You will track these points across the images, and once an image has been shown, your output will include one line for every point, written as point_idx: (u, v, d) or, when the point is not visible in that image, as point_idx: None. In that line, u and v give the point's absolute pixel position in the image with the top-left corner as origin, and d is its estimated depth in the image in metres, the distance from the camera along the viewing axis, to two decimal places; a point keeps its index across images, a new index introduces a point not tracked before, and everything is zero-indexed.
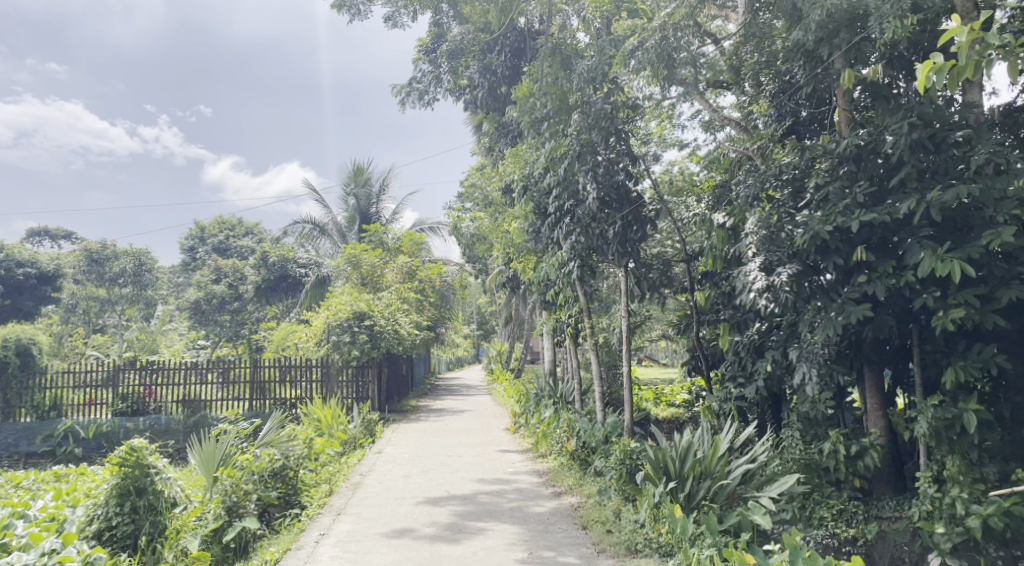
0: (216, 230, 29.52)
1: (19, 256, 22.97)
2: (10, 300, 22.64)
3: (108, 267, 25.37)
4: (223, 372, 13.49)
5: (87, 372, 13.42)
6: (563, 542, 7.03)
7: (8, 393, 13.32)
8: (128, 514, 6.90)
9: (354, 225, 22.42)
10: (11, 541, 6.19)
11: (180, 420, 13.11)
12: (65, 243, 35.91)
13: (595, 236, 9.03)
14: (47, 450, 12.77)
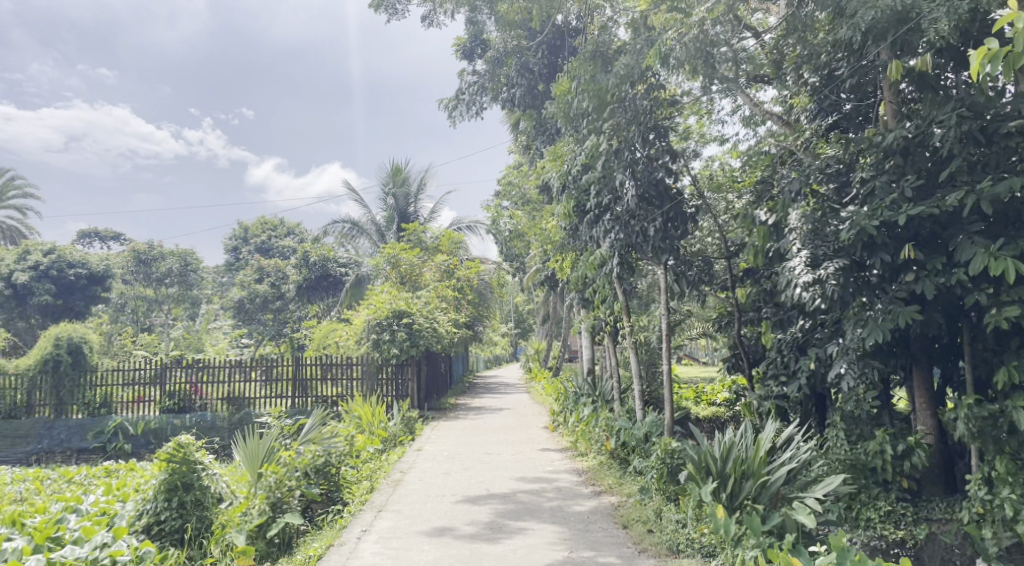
0: (258, 230, 29.96)
1: (71, 256, 23.09)
2: (62, 300, 22.95)
3: (156, 267, 25.91)
4: (266, 370, 13.70)
5: (136, 370, 13.67)
6: (603, 542, 7.02)
7: (60, 390, 13.59)
8: (175, 509, 7.05)
9: (393, 224, 22.59)
10: (65, 534, 6.38)
11: (225, 417, 13.34)
12: (114, 244, 36.63)
13: (634, 234, 8.98)
14: (98, 446, 13.08)
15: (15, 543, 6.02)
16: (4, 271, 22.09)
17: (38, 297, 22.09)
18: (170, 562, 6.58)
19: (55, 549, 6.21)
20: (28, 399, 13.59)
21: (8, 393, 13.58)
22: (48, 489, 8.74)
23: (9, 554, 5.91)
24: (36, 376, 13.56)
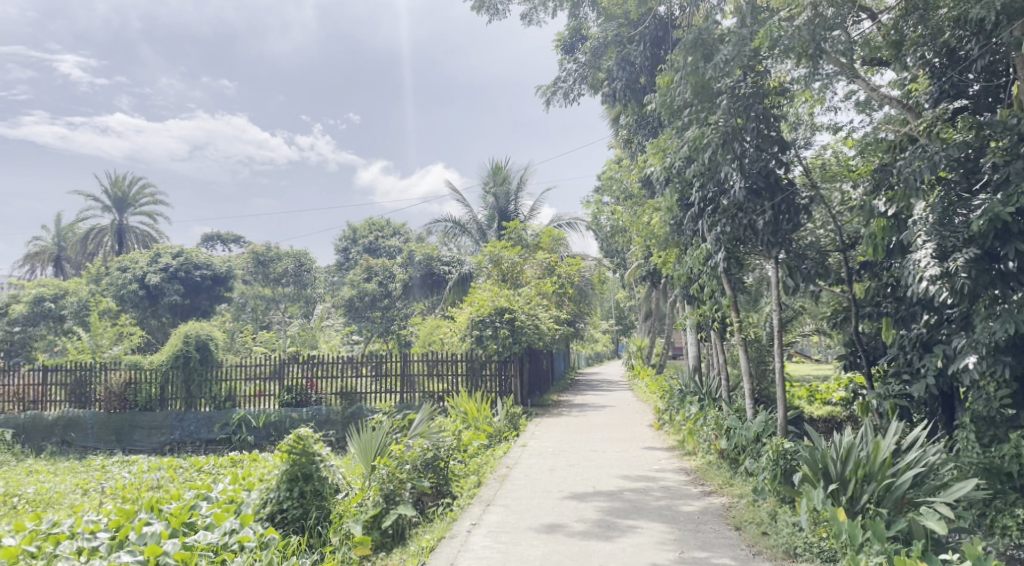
0: (366, 231, 30.81)
1: (198, 259, 24.36)
2: (190, 300, 24.14)
3: (273, 268, 27.15)
4: (376, 366, 14.06)
5: (254, 365, 14.18)
6: (716, 543, 6.90)
7: (190, 385, 14.12)
8: (297, 498, 7.33)
9: (494, 222, 22.82)
10: (197, 520, 6.74)
11: (339, 411, 13.69)
12: (234, 247, 38.48)
13: (742, 227, 8.76)
14: (224, 437, 13.66)
15: (154, 528, 6.40)
16: (138, 273, 23.33)
17: (168, 297, 23.31)
18: (292, 550, 6.81)
19: (190, 534, 6.57)
20: (161, 393, 14.18)
21: (143, 387, 14.22)
22: (181, 477, 9.31)
23: (149, 538, 6.30)
24: (167, 372, 14.16)
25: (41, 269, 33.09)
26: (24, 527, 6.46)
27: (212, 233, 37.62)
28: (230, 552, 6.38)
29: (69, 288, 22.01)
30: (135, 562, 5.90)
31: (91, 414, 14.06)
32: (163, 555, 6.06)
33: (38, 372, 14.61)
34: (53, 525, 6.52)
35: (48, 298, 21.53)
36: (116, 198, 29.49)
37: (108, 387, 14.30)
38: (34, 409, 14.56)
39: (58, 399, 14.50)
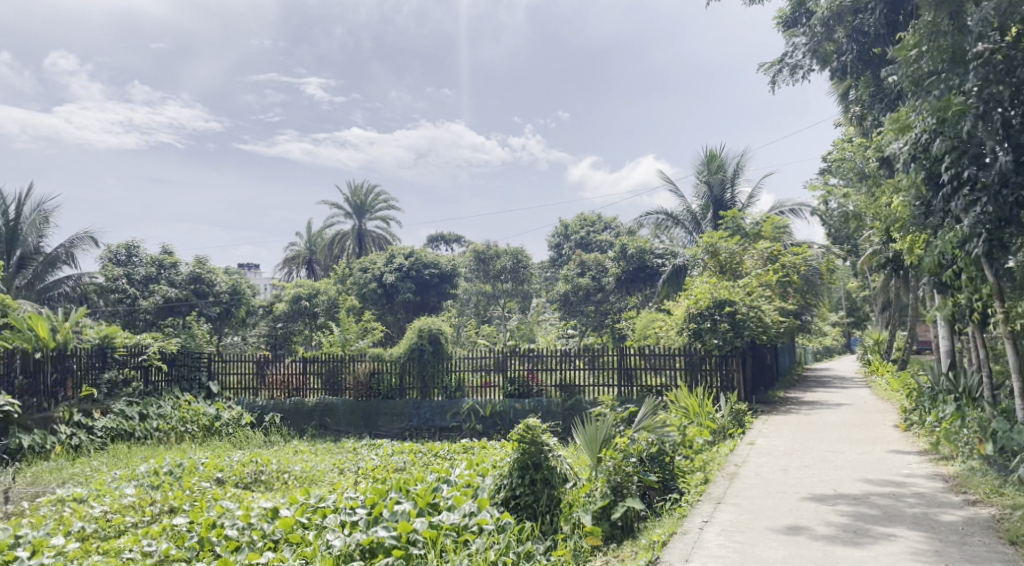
0: (577, 227, 30.95)
1: (427, 258, 25.60)
2: (420, 296, 25.48)
3: (492, 265, 27.63)
4: (591, 359, 13.63)
5: (478, 356, 13.95)
6: (986, 557, 6.27)
7: (424, 375, 14.10)
8: (527, 485, 7.41)
9: (710, 212, 22.20)
10: (440, 502, 7.10)
11: (559, 403, 13.37)
12: (457, 246, 40.35)
13: (1007, 205, 7.91)
14: (455, 425, 13.42)
15: (403, 506, 6.87)
16: (376, 273, 25.02)
17: (403, 295, 24.71)
18: (527, 534, 6.93)
19: (434, 514, 6.96)
20: (399, 382, 14.15)
21: (385, 376, 14.21)
22: (419, 461, 10.01)
23: (400, 516, 6.76)
24: (405, 362, 14.13)
25: (297, 271, 36.49)
26: (298, 500, 7.30)
27: (438, 234, 39.64)
28: (471, 533, 6.67)
29: (319, 287, 24.04)
30: (390, 538, 6.45)
31: (342, 402, 13.97)
32: (413, 532, 6.55)
33: (298, 361, 14.46)
34: (319, 500, 7.28)
35: (304, 297, 23.74)
36: (357, 205, 31.96)
37: (355, 376, 14.24)
38: (295, 397, 14.35)
39: (313, 388, 14.40)
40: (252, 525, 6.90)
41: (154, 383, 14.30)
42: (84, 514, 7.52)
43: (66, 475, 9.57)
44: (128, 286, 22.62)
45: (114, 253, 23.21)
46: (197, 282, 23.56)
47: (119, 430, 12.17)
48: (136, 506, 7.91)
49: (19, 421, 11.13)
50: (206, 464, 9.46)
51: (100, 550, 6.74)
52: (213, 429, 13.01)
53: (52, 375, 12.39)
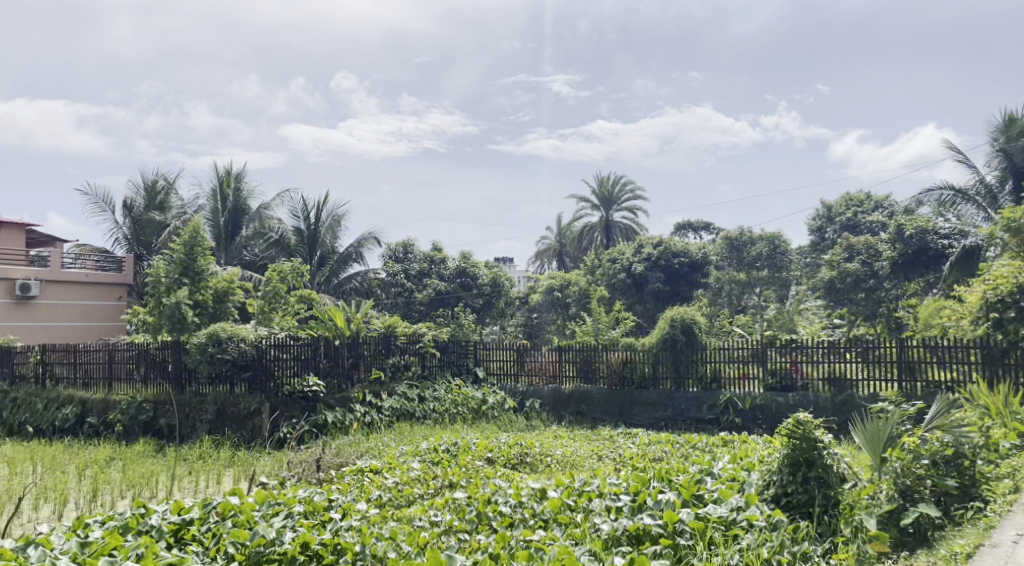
0: (840, 207, 25.70)
1: (676, 247, 24.51)
2: (669, 287, 24.38)
3: (747, 252, 25.24)
4: (864, 351, 12.37)
5: (736, 348, 13.36)
6: None
7: (679, 365, 13.79)
8: (800, 484, 6.92)
9: (1007, 184, 19.81)
10: (705, 494, 6.93)
11: (828, 397, 12.37)
12: (705, 234, 39.45)
13: None
14: (712, 417, 13.05)
15: (668, 496, 6.81)
16: (626, 264, 24.92)
17: (652, 285, 24.10)
18: (802, 535, 6.56)
19: (699, 506, 6.81)
20: (653, 372, 13.99)
21: (638, 366, 14.13)
22: (678, 452, 9.87)
23: (665, 505, 6.72)
24: (659, 353, 13.93)
25: (548, 264, 37.55)
26: (564, 483, 7.53)
27: (685, 223, 38.91)
28: (740, 529, 6.45)
29: (571, 278, 24.25)
30: (657, 526, 6.44)
31: (597, 391, 14.11)
32: (679, 523, 6.46)
33: (554, 349, 14.89)
34: (584, 484, 7.45)
35: (557, 288, 24.20)
36: (604, 197, 32.26)
37: (608, 364, 14.38)
38: (552, 384, 14.76)
39: (568, 375, 14.75)
40: (523, 504, 7.24)
41: (430, 367, 15.07)
42: (380, 483, 8.33)
43: (362, 448, 10.57)
44: (404, 281, 25.41)
45: (393, 250, 26.26)
46: (463, 275, 25.57)
47: (402, 411, 13.28)
48: (421, 479, 8.58)
49: (324, 398, 12.92)
50: (477, 445, 9.99)
51: (394, 517, 7.42)
52: (481, 412, 13.80)
53: (347, 359, 13.84)
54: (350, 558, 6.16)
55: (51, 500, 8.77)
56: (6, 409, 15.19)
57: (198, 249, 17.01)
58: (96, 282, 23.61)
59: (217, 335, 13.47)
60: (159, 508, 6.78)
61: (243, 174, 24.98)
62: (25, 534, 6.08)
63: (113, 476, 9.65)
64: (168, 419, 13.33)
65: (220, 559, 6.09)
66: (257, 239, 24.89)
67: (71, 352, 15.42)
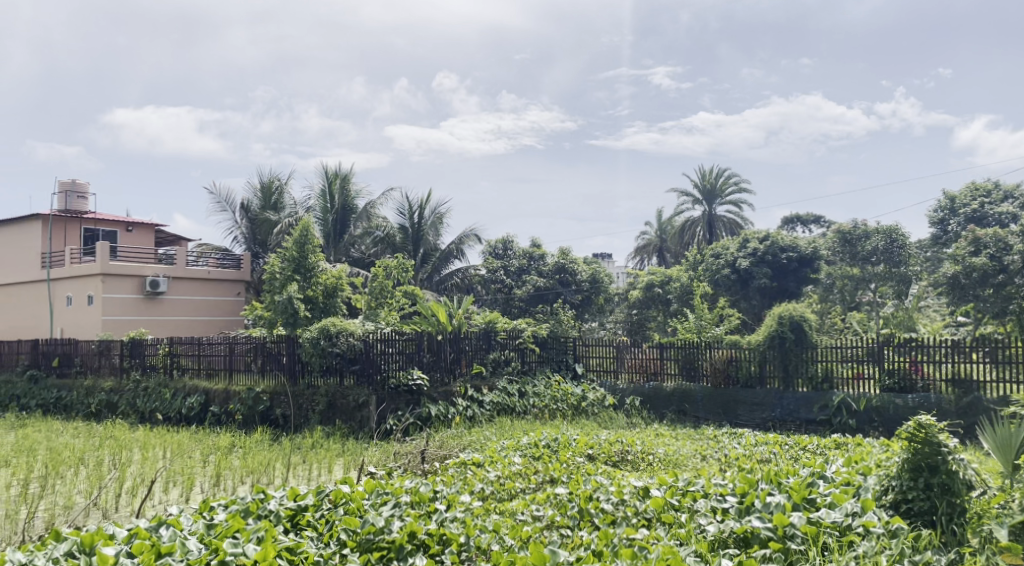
0: (966, 197, 24.24)
1: (783, 241, 24.18)
2: (778, 282, 23.98)
3: (862, 246, 23.04)
4: (992, 351, 11.64)
5: (849, 347, 12.82)
6: None
7: (787, 364, 13.31)
8: (923, 490, 6.54)
9: None
10: (818, 498, 6.65)
11: (952, 400, 11.73)
12: (816, 227, 38.08)
13: None
14: (823, 419, 12.56)
15: (777, 499, 6.57)
16: (730, 259, 24.32)
17: (758, 280, 23.65)
18: (924, 543, 6.21)
19: (811, 510, 6.53)
20: (760, 371, 13.56)
21: (743, 364, 13.73)
22: (787, 454, 9.51)
23: (774, 508, 6.47)
24: (766, 351, 13.47)
25: (649, 260, 36.99)
26: (667, 481, 7.37)
27: (793, 216, 37.71)
28: (856, 534, 6.15)
29: (672, 274, 24.00)
30: (766, 529, 6.22)
31: (700, 390, 13.79)
32: (790, 526, 6.22)
33: (655, 346, 14.63)
34: (688, 484, 7.27)
35: (657, 284, 24.09)
36: (707, 190, 31.58)
37: (711, 362, 14.00)
38: (653, 381, 14.55)
39: (670, 373, 14.46)
40: (625, 501, 7.12)
41: (530, 363, 15.16)
42: (483, 476, 8.37)
43: (465, 441, 10.66)
44: (504, 277, 25.59)
45: (493, 247, 26.61)
46: (562, 272, 25.43)
47: (503, 406, 13.43)
48: (522, 474, 8.57)
49: (428, 392, 13.11)
50: (578, 441, 9.92)
51: (497, 510, 7.43)
52: (581, 408, 13.72)
53: (449, 354, 14.00)
54: (455, 550, 6.22)
55: (177, 484, 9.23)
56: (137, 398, 16.08)
57: (309, 247, 17.57)
58: (218, 279, 24.75)
59: (328, 330, 13.80)
60: (276, 494, 7.02)
61: (350, 173, 25.64)
62: (155, 515, 6.40)
63: (234, 463, 10.04)
64: (283, 410, 13.85)
65: (333, 545, 6.26)
66: (365, 238, 25.66)
67: (196, 344, 16.16)
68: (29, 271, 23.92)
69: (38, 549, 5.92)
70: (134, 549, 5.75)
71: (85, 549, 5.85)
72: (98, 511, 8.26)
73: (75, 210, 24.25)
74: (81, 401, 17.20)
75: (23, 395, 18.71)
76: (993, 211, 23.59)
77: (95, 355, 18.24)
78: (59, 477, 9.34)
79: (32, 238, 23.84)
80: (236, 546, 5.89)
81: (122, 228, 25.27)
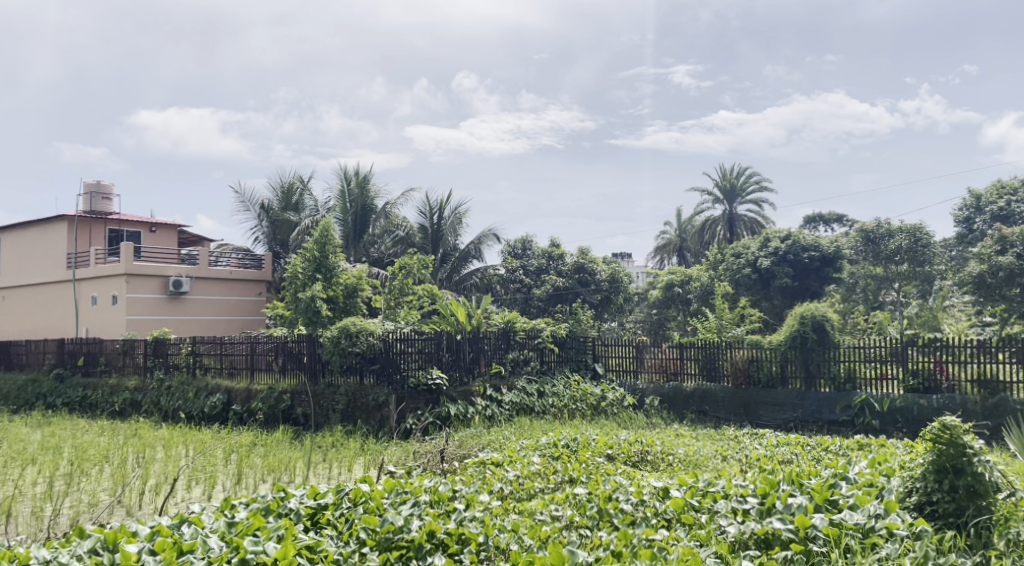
0: (991, 195, 23.97)
1: (805, 240, 23.70)
2: (799, 282, 23.48)
3: (885, 246, 23.03)
4: (1020, 351, 11.48)
5: (872, 346, 12.67)
6: None
7: (809, 364, 13.17)
8: (948, 492, 6.46)
9: None
10: (840, 499, 6.57)
11: (977, 401, 11.58)
12: (838, 226, 37.77)
13: None
14: (846, 420, 12.43)
15: (799, 500, 6.50)
16: (751, 258, 24.18)
17: (780, 279, 23.35)
18: (948, 546, 6.13)
19: (833, 512, 6.47)
20: (781, 371, 13.44)
21: (765, 364, 13.60)
22: (809, 455, 9.43)
23: (796, 509, 6.42)
24: (787, 351, 13.36)
25: (670, 259, 36.79)
26: (687, 482, 7.32)
27: (816, 215, 37.43)
28: (879, 537, 6.08)
29: (692, 274, 23.90)
30: (787, 531, 6.17)
31: (721, 389, 13.72)
32: (812, 528, 6.16)
33: (675, 346, 14.54)
34: (709, 484, 7.22)
35: (677, 284, 23.98)
36: (728, 188, 31.40)
37: (732, 362, 13.91)
38: (673, 381, 14.48)
39: (690, 373, 14.36)
40: (644, 502, 7.09)
41: (549, 362, 15.14)
42: (501, 476, 8.37)
43: (484, 441, 10.67)
44: (523, 277, 25.60)
45: (512, 247, 26.64)
46: (581, 272, 25.35)
47: (522, 405, 13.43)
48: (541, 474, 8.56)
49: (448, 391, 13.13)
50: (597, 441, 9.89)
51: (515, 509, 7.42)
52: (600, 408, 13.66)
53: (468, 353, 14.03)
54: (474, 549, 6.23)
55: (200, 482, 9.30)
56: (161, 397, 16.23)
57: (329, 247, 17.69)
58: (240, 279, 24.94)
59: (349, 329, 13.85)
60: (296, 493, 7.05)
61: (370, 174, 25.74)
62: (178, 512, 6.46)
63: (255, 461, 10.11)
64: (303, 408, 13.92)
65: (352, 543, 6.27)
66: (385, 237, 25.61)
67: (219, 344, 16.28)
68: (55, 272, 24.21)
69: (62, 546, 5.99)
70: (156, 546, 5.80)
71: (109, 546, 5.91)
72: (122, 509, 8.34)
73: (99, 211, 24.52)
74: (106, 400, 17.39)
75: (48, 394, 18.94)
76: (1019, 209, 23.31)
77: (119, 354, 18.44)
78: (83, 476, 9.44)
79: (58, 239, 24.14)
80: (256, 544, 5.92)
81: (146, 229, 25.52)
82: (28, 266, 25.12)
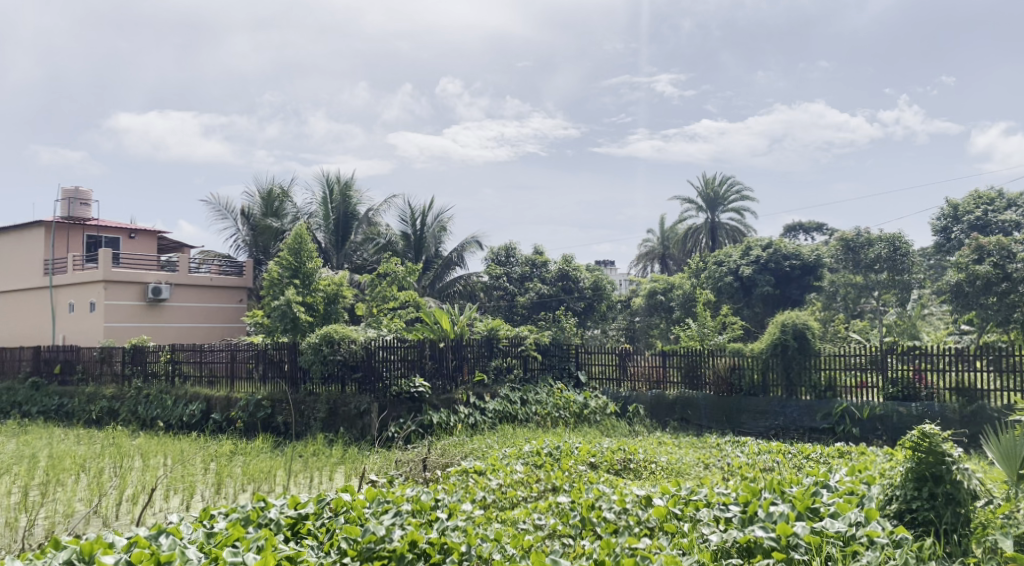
0: (969, 206, 24.13)
1: (786, 249, 24.20)
2: (780, 290, 23.65)
3: (865, 254, 23.14)
4: (997, 360, 11.66)
5: (852, 354, 12.76)
6: None
7: (791, 372, 13.22)
8: (927, 500, 6.48)
9: None
10: (822, 507, 6.60)
11: (956, 409, 11.66)
12: (817, 234, 38.04)
13: None
14: (827, 427, 12.49)
15: (781, 508, 6.52)
16: (733, 266, 24.29)
17: (761, 288, 23.55)
18: (929, 554, 6.13)
19: (815, 520, 6.48)
20: (763, 379, 13.47)
21: (747, 372, 13.61)
22: (791, 463, 9.47)
23: (778, 517, 6.41)
24: (768, 359, 13.41)
25: (653, 267, 36.78)
26: (669, 491, 7.31)
27: (795, 224, 37.75)
28: (861, 545, 6.08)
29: (675, 282, 24.04)
30: (769, 539, 6.14)
31: (702, 397, 13.75)
32: (794, 536, 6.16)
33: (657, 354, 14.53)
34: (691, 492, 7.23)
35: (660, 291, 24.13)
36: (710, 197, 31.54)
37: (714, 370, 13.90)
38: (656, 389, 14.45)
39: (673, 381, 14.35)
40: (627, 510, 7.07)
41: (532, 371, 15.05)
42: (485, 485, 8.34)
43: (467, 449, 10.63)
44: (507, 284, 25.60)
45: (495, 255, 26.45)
46: (565, 280, 25.50)
47: (505, 413, 13.40)
48: (524, 482, 8.53)
49: (430, 399, 13.10)
50: (580, 449, 9.86)
51: (499, 518, 7.41)
52: (583, 416, 13.65)
53: (451, 361, 13.95)
54: (456, 559, 6.18)
55: (179, 491, 9.22)
56: (139, 405, 16.06)
57: (305, 253, 17.60)
58: (220, 286, 24.78)
59: (330, 336, 13.75)
60: (277, 502, 6.99)
61: (352, 181, 25.65)
62: (156, 523, 6.37)
63: (235, 470, 10.03)
64: (284, 417, 13.81)
65: (333, 554, 6.22)
66: (366, 244, 25.39)
67: (198, 351, 16.15)
68: (31, 278, 23.92)
69: (37, 558, 5.87)
70: (133, 557, 5.69)
71: (85, 557, 5.81)
72: (99, 519, 8.23)
73: (77, 216, 24.23)
74: (83, 409, 17.17)
75: (25, 402, 18.67)
76: (996, 219, 23.58)
77: (97, 362, 18.22)
78: (59, 485, 9.30)
79: (35, 245, 23.87)
80: (236, 555, 5.86)
81: (125, 235, 25.30)
82: (5, 272, 24.79)
